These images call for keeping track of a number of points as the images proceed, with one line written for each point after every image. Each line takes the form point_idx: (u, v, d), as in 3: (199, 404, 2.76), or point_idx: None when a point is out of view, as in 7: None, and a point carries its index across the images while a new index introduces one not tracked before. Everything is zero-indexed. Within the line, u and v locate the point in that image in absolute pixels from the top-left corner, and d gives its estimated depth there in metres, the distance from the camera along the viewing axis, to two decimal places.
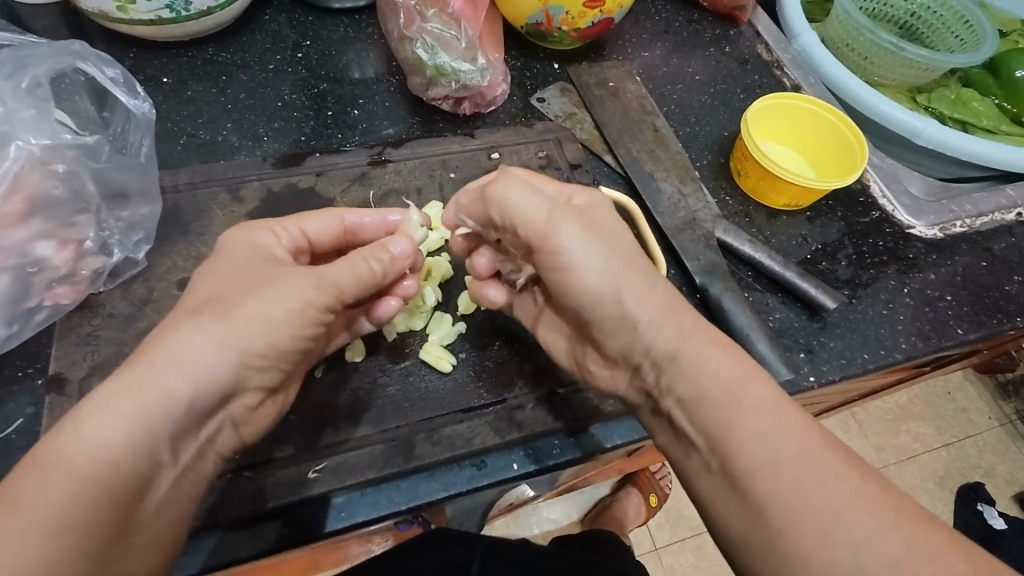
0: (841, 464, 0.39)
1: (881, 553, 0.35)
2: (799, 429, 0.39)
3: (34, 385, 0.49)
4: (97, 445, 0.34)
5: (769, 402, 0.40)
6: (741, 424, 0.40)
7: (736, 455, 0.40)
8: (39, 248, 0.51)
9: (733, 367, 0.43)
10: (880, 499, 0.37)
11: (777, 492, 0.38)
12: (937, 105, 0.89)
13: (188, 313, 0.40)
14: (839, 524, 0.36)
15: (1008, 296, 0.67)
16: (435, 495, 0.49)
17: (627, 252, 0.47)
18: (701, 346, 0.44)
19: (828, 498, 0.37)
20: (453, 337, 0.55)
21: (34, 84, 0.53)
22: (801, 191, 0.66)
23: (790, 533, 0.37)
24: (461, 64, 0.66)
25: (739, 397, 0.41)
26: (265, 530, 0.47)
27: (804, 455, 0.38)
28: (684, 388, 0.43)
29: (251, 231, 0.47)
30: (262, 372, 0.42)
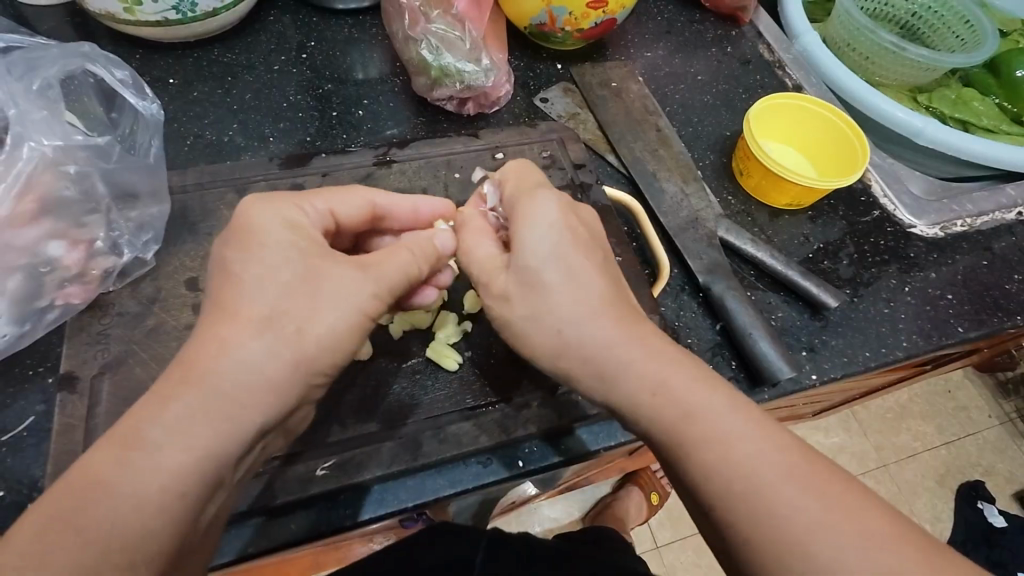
0: (812, 500, 0.37)
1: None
2: (757, 459, 0.38)
3: (45, 383, 0.50)
4: (158, 464, 0.35)
5: (719, 438, 0.39)
6: (699, 461, 0.39)
7: (700, 492, 0.39)
8: (50, 248, 0.51)
9: (676, 411, 0.41)
10: (857, 536, 0.35)
11: (745, 529, 0.37)
12: (937, 105, 0.89)
13: (239, 321, 0.39)
14: (815, 557, 0.35)
15: (1008, 294, 0.68)
16: (442, 492, 0.50)
17: (562, 290, 0.44)
18: (653, 381, 0.42)
19: (796, 530, 0.36)
20: (459, 336, 0.55)
21: (45, 86, 0.53)
22: (803, 191, 0.67)
23: (764, 568, 0.36)
24: (464, 65, 0.67)
25: (690, 436, 0.40)
26: (274, 526, 0.47)
27: (766, 487, 0.37)
28: (642, 427, 0.42)
29: (274, 207, 0.44)
30: (320, 383, 0.42)
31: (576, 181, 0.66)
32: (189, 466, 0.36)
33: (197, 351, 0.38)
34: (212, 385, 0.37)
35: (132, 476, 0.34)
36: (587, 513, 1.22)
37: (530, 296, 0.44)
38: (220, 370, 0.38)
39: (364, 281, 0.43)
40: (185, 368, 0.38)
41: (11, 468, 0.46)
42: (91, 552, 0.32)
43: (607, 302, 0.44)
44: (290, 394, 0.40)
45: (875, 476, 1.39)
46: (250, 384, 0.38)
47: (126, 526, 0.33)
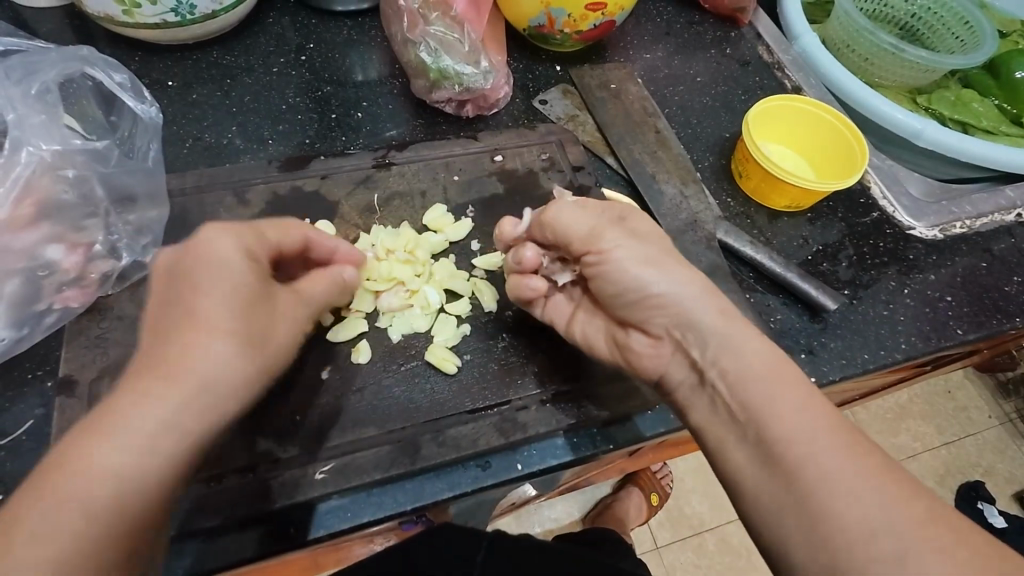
0: (864, 440, 0.41)
1: (908, 520, 0.36)
2: (828, 403, 0.42)
3: (44, 387, 0.50)
4: (136, 461, 0.36)
5: (804, 379, 0.43)
6: (780, 393, 0.42)
7: (773, 425, 0.41)
8: (49, 252, 0.51)
9: (771, 350, 0.45)
10: (902, 476, 0.39)
11: (809, 455, 0.39)
12: (937, 106, 0.89)
13: (201, 323, 0.40)
14: (874, 491, 0.38)
15: (1007, 296, 0.68)
16: (440, 495, 0.50)
17: (661, 243, 0.51)
18: (737, 328, 0.46)
19: (857, 464, 0.39)
20: (458, 339, 0.56)
21: (43, 90, 0.53)
22: (801, 193, 0.67)
23: (825, 491, 0.38)
24: (464, 67, 0.67)
25: (773, 373, 0.43)
26: (274, 529, 0.47)
27: (838, 425, 0.41)
28: (728, 359, 0.45)
29: (229, 233, 0.44)
30: (273, 375, 0.45)
31: (574, 183, 0.66)
32: (178, 448, 0.37)
33: (171, 351, 0.39)
34: (194, 381, 0.39)
35: (124, 460, 0.35)
36: (587, 514, 1.22)
37: (645, 241, 0.50)
38: (198, 367, 0.39)
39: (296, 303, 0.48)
40: (163, 366, 0.39)
41: (9, 472, 0.46)
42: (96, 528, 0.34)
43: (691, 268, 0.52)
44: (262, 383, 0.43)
45: None
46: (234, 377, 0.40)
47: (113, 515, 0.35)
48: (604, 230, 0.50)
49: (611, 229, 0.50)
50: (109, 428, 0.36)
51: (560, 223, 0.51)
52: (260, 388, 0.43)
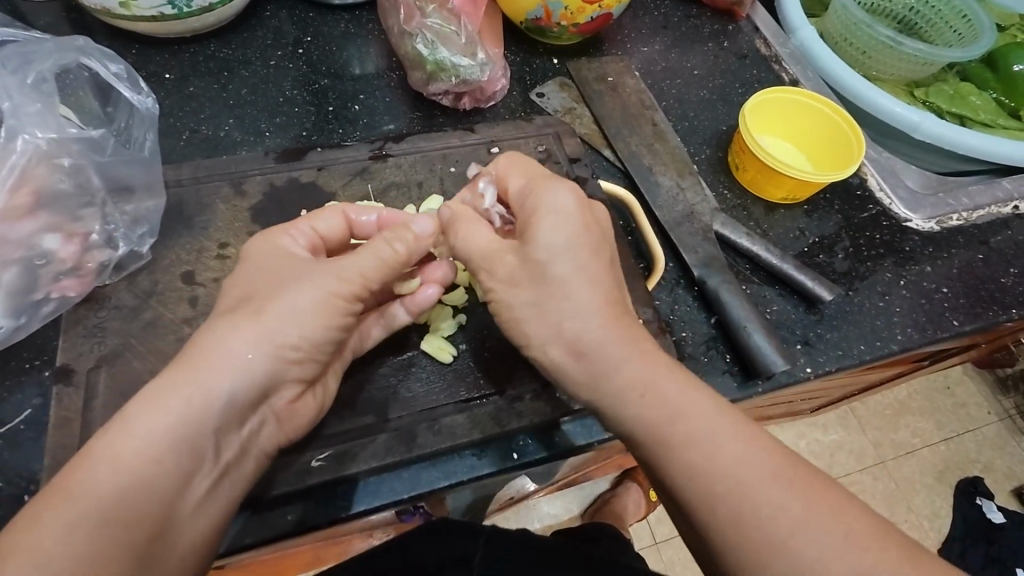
0: (783, 491, 0.39)
1: (828, 573, 0.37)
2: (738, 456, 0.40)
3: (42, 376, 0.50)
4: (148, 449, 0.38)
5: (713, 429, 0.41)
6: (686, 460, 0.41)
7: (680, 488, 0.41)
8: (46, 241, 0.52)
9: (666, 401, 0.43)
10: (829, 524, 0.38)
11: (719, 522, 0.39)
12: (934, 99, 0.89)
13: (229, 318, 0.43)
14: (788, 548, 0.38)
15: (1004, 288, 0.68)
16: (436, 484, 0.50)
17: (560, 275, 0.46)
18: (636, 372, 0.44)
19: (773, 526, 0.38)
20: (454, 328, 0.56)
21: (39, 79, 0.53)
22: (798, 184, 0.67)
23: (742, 557, 0.39)
24: (460, 60, 0.67)
25: (676, 432, 0.42)
26: (271, 517, 0.47)
27: (747, 482, 0.39)
28: (625, 421, 0.44)
29: (268, 235, 0.49)
30: (297, 362, 0.44)
31: (571, 175, 0.66)
32: (172, 440, 0.38)
33: (200, 346, 0.42)
34: (219, 369, 0.41)
35: (126, 455, 0.37)
36: (586, 510, 1.22)
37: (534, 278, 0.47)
38: (219, 358, 0.41)
39: (338, 276, 0.46)
40: (186, 360, 0.41)
41: (9, 461, 0.47)
42: (87, 522, 0.35)
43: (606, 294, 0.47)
44: (261, 369, 0.42)
45: (873, 472, 1.39)
46: (239, 374, 0.42)
47: (121, 501, 0.36)
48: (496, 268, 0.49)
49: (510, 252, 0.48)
50: (133, 420, 0.38)
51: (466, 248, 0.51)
52: (254, 381, 0.42)
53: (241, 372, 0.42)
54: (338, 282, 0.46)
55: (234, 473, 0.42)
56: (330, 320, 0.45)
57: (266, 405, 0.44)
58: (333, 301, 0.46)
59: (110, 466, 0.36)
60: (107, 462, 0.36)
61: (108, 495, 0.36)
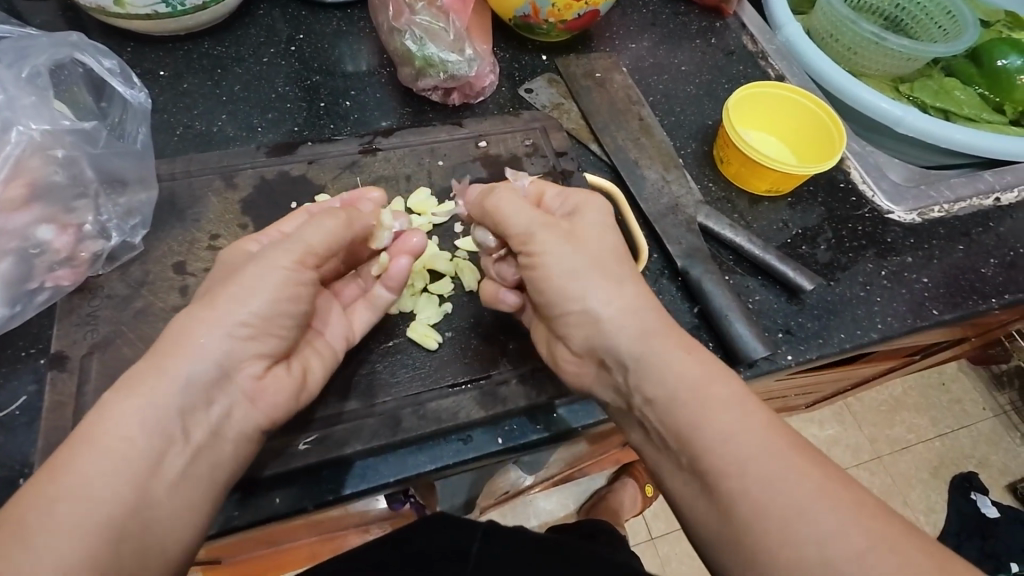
0: (802, 461, 0.40)
1: (847, 547, 0.36)
2: (760, 428, 0.41)
3: (37, 364, 0.51)
4: (121, 432, 0.39)
5: (736, 400, 0.43)
6: (709, 423, 0.42)
7: (702, 452, 0.41)
8: (41, 232, 0.53)
9: (697, 370, 0.45)
10: (846, 498, 0.38)
11: (740, 487, 0.39)
12: (919, 94, 0.90)
13: (188, 309, 0.45)
14: (804, 522, 0.37)
15: (983, 278, 0.69)
16: (422, 467, 0.51)
17: (596, 254, 0.50)
18: (664, 347, 0.46)
19: (793, 496, 0.38)
20: (440, 316, 0.57)
21: (34, 73, 0.55)
22: (781, 176, 0.68)
23: (761, 526, 0.38)
24: (448, 55, 0.68)
25: (704, 397, 0.43)
26: (261, 499, 0.49)
27: (769, 452, 0.40)
28: (650, 387, 0.45)
29: (236, 244, 0.51)
30: (254, 339, 0.45)
31: (557, 168, 0.67)
32: (143, 423, 0.40)
33: (166, 336, 0.43)
34: (178, 355, 0.42)
35: (100, 437, 0.38)
36: (581, 506, 1.22)
37: (579, 247, 0.50)
38: (182, 343, 0.43)
39: (286, 249, 0.47)
40: (153, 352, 0.43)
41: (5, 445, 0.48)
42: (65, 503, 0.36)
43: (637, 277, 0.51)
44: (218, 348, 0.43)
45: (867, 468, 1.40)
46: (201, 355, 0.43)
47: (98, 481, 0.37)
48: (538, 235, 0.50)
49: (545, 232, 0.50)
50: (106, 408, 0.39)
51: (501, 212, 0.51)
52: (215, 359, 0.43)
53: (202, 354, 0.43)
54: (290, 252, 0.47)
55: (211, 456, 0.43)
56: (281, 293, 0.46)
57: (235, 385, 0.45)
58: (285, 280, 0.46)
59: (90, 452, 0.37)
60: (85, 447, 0.38)
61: (88, 480, 0.37)
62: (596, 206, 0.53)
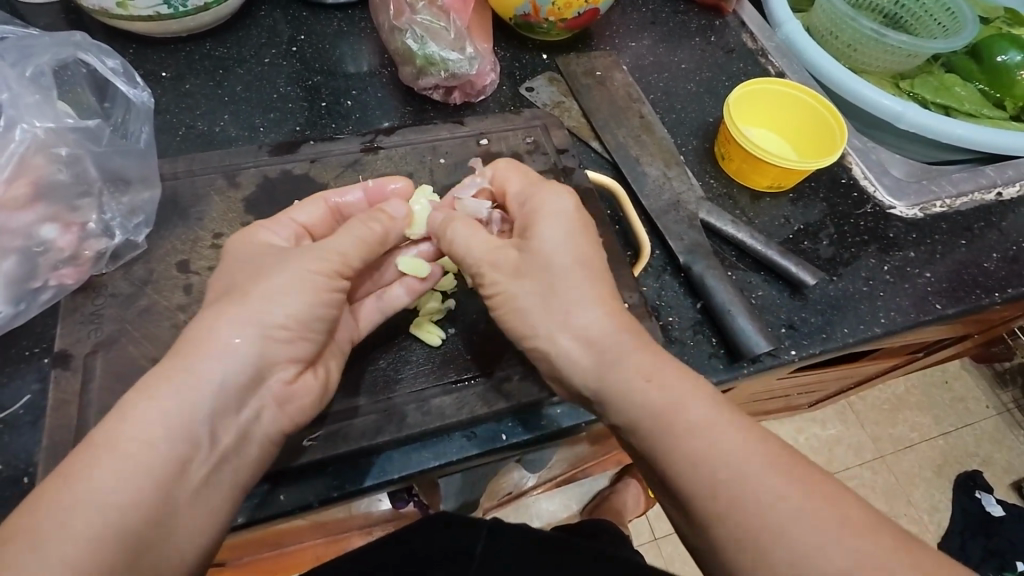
0: (777, 481, 0.39)
1: (825, 564, 0.37)
2: (734, 447, 0.41)
3: (41, 363, 0.51)
4: (145, 436, 0.39)
5: (704, 424, 0.42)
6: (678, 449, 0.42)
7: (675, 477, 0.42)
8: (44, 231, 0.53)
9: (662, 394, 0.44)
10: (825, 514, 0.38)
11: (714, 512, 0.40)
12: (919, 90, 0.91)
13: (213, 307, 0.45)
14: (780, 542, 0.38)
15: (986, 273, 0.69)
16: (426, 464, 0.52)
17: (550, 280, 0.49)
18: (625, 375, 0.45)
19: (768, 518, 0.38)
20: (443, 314, 0.57)
21: (37, 73, 0.55)
22: (781, 172, 0.68)
23: (738, 547, 0.39)
24: (449, 54, 0.68)
25: (672, 422, 0.42)
26: (265, 496, 0.49)
27: (743, 473, 0.40)
28: (619, 415, 0.45)
29: (252, 231, 0.51)
30: (286, 342, 0.46)
31: (559, 165, 0.67)
32: (167, 427, 0.40)
33: (189, 335, 0.43)
34: (205, 355, 0.42)
35: (124, 441, 0.38)
36: (585, 506, 1.21)
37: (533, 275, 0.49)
38: (210, 344, 0.43)
39: (318, 256, 0.48)
40: (178, 352, 0.43)
41: (9, 443, 0.48)
42: (87, 509, 0.36)
43: (597, 293, 0.49)
44: (251, 352, 0.44)
45: (871, 467, 1.40)
46: (228, 359, 0.43)
47: (122, 487, 0.37)
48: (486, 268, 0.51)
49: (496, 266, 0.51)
50: (128, 411, 0.39)
51: (459, 243, 0.52)
52: (242, 363, 0.43)
53: (232, 357, 0.43)
54: (320, 258, 0.48)
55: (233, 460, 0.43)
56: (314, 297, 0.47)
57: (263, 389, 0.45)
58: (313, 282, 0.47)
59: (107, 453, 0.37)
60: (108, 451, 0.37)
61: (105, 481, 0.37)
62: (553, 216, 0.51)
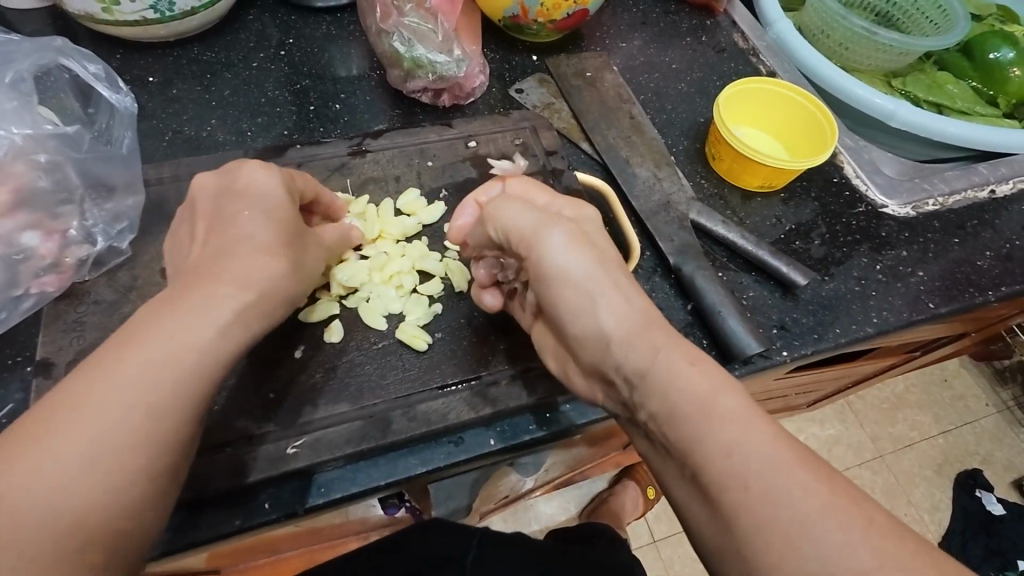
0: (806, 476, 0.38)
1: (850, 562, 0.35)
2: (766, 440, 0.39)
3: (24, 372, 0.51)
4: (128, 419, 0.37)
5: (740, 413, 0.40)
6: (712, 436, 0.40)
7: (705, 466, 0.39)
8: (25, 238, 0.52)
9: (702, 382, 0.42)
10: (853, 513, 0.37)
11: (744, 503, 0.37)
12: (911, 88, 0.90)
13: (210, 289, 0.42)
14: (809, 538, 0.36)
15: (980, 271, 0.68)
16: (414, 470, 0.52)
17: (603, 265, 0.47)
18: (672, 360, 0.43)
19: (798, 512, 0.37)
20: (430, 317, 0.56)
21: (17, 79, 0.56)
22: (771, 172, 0.68)
23: (764, 541, 0.37)
24: (437, 56, 0.68)
25: (707, 409, 0.41)
26: (250, 505, 0.49)
27: (773, 465, 0.38)
28: (655, 401, 0.43)
29: (258, 179, 0.48)
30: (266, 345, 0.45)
31: (548, 167, 0.67)
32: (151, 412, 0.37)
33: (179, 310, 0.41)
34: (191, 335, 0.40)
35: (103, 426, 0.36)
36: (583, 509, 1.20)
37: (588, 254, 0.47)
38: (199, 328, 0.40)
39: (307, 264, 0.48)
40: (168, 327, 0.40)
41: None
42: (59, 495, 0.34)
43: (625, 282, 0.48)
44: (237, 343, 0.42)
45: (870, 466, 1.39)
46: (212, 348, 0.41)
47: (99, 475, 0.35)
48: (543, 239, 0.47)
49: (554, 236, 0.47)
50: (112, 387, 0.37)
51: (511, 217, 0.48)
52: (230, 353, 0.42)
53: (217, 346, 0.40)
54: (269, 233, 0.46)
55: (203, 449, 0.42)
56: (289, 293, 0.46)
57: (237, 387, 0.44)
58: (263, 270, 0.44)
59: (92, 429, 0.36)
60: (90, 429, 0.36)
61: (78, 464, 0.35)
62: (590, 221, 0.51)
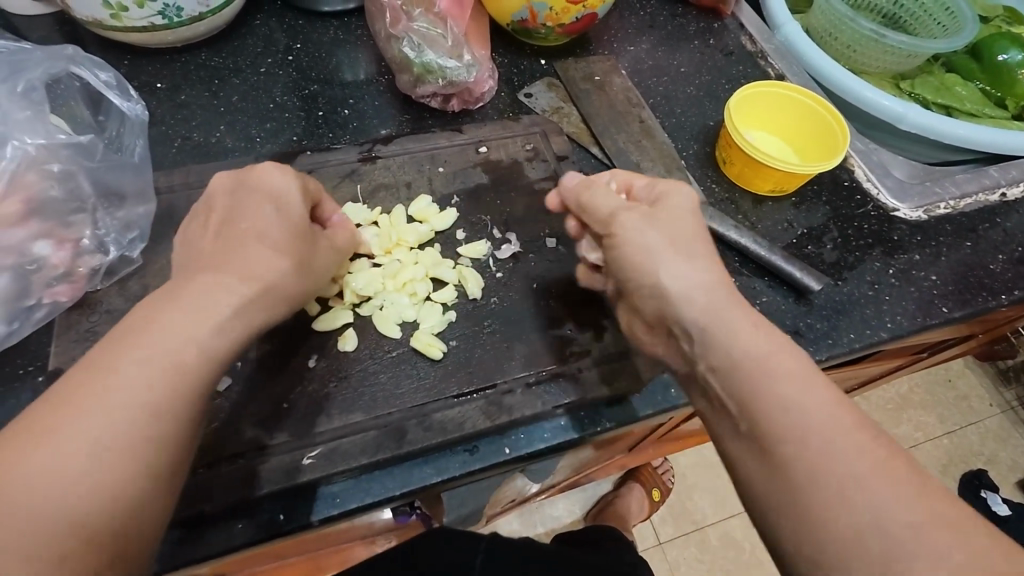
0: (865, 437, 0.37)
1: (907, 522, 0.34)
2: (826, 400, 0.39)
3: (35, 382, 0.50)
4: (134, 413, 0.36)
5: (800, 374, 0.40)
6: (771, 388, 0.39)
7: (762, 419, 0.39)
8: (37, 247, 0.52)
9: (762, 342, 0.41)
10: (909, 476, 0.36)
11: (800, 456, 0.37)
12: (920, 90, 0.90)
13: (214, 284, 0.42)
14: (865, 495, 0.35)
15: (992, 274, 0.68)
16: (429, 479, 0.51)
17: (673, 234, 0.48)
18: (732, 320, 0.43)
19: (857, 468, 0.36)
20: (444, 325, 0.56)
21: (28, 88, 0.55)
22: (784, 176, 0.67)
23: (821, 494, 0.36)
24: (446, 61, 0.67)
25: (768, 365, 0.40)
26: (265, 516, 0.49)
27: (831, 424, 0.38)
28: (717, 355, 0.42)
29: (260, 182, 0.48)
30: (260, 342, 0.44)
31: (558, 172, 0.66)
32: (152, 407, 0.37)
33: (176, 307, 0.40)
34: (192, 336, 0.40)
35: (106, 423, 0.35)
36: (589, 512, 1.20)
37: (661, 228, 0.48)
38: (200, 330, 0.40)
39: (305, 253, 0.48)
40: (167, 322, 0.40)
41: None
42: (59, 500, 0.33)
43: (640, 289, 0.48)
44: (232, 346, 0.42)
45: None
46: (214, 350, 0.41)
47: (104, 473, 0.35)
48: (622, 217, 0.49)
49: (629, 214, 0.49)
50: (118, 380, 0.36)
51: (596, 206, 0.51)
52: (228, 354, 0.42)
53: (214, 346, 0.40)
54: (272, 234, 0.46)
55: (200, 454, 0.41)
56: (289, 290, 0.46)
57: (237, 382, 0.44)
58: (262, 265, 0.44)
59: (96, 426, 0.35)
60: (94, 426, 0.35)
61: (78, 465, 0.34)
62: (678, 196, 0.50)
